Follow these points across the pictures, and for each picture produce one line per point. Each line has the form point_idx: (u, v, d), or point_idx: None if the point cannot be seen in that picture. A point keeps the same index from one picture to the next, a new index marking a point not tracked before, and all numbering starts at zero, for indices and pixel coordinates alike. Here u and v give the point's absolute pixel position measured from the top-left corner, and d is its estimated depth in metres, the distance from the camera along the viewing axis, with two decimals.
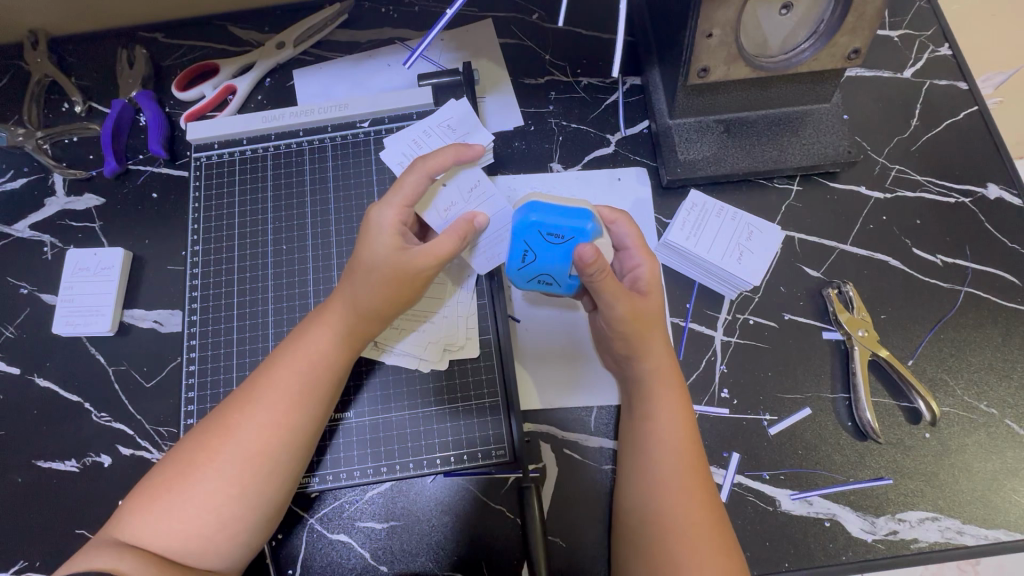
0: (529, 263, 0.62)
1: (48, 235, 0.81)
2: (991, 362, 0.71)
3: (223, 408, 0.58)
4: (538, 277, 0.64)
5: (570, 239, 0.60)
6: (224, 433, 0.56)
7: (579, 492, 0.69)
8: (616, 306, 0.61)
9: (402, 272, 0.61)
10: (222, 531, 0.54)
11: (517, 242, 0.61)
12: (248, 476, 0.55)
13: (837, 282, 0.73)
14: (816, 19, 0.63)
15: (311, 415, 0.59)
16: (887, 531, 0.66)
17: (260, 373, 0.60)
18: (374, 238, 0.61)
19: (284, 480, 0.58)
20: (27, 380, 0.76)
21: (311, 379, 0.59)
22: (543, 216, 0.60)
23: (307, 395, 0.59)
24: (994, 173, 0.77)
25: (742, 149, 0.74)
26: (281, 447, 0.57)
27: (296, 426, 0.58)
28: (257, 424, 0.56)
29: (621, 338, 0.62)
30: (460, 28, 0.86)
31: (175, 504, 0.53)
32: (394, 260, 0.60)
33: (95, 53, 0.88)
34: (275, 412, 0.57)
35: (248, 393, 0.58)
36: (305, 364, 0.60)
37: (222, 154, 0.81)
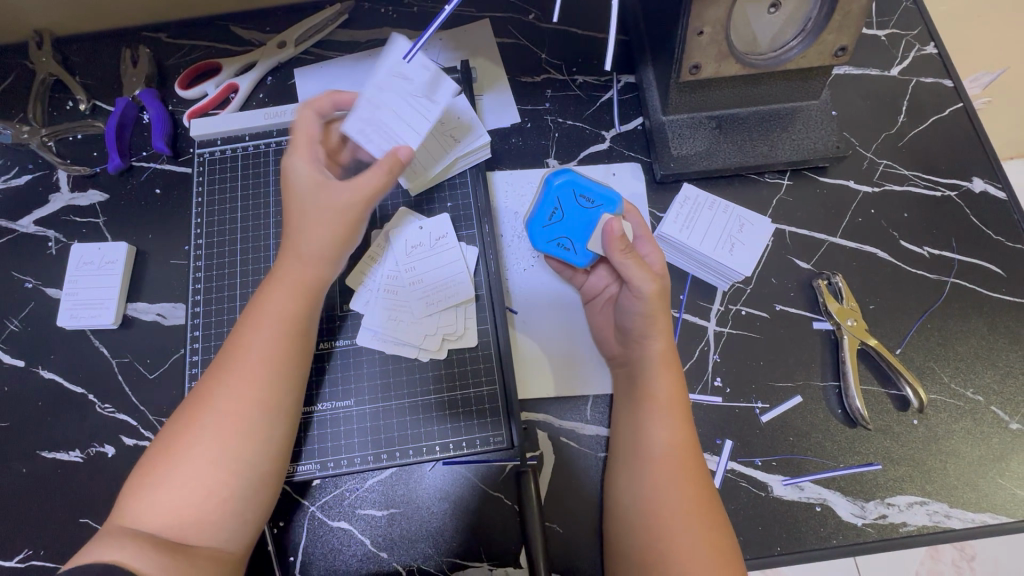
0: (556, 221, 0.72)
1: (52, 231, 0.82)
2: (977, 350, 0.72)
3: (202, 382, 0.59)
4: (557, 241, 0.72)
5: (598, 206, 0.70)
6: (203, 403, 0.57)
7: (576, 479, 0.70)
8: (643, 279, 0.64)
9: (331, 206, 0.63)
10: (211, 498, 0.55)
11: (549, 199, 0.72)
12: (226, 438, 0.56)
13: (827, 273, 0.75)
14: (803, 17, 0.65)
15: (283, 372, 0.60)
16: (877, 515, 0.68)
17: (230, 341, 0.61)
18: (297, 189, 0.64)
19: (267, 444, 0.58)
20: (32, 372, 0.77)
21: (277, 336, 0.61)
22: (580, 179, 0.71)
23: (274, 354, 0.60)
24: (979, 167, 0.79)
25: (734, 144, 0.76)
26: (256, 406, 0.58)
27: (268, 384, 0.59)
28: (229, 387, 0.58)
29: (647, 318, 0.65)
30: (458, 28, 0.88)
31: (165, 480, 0.54)
32: (325, 199, 0.63)
33: (99, 52, 0.89)
34: (246, 372, 0.58)
35: (220, 362, 0.60)
36: (270, 324, 0.61)
37: (225, 150, 0.83)
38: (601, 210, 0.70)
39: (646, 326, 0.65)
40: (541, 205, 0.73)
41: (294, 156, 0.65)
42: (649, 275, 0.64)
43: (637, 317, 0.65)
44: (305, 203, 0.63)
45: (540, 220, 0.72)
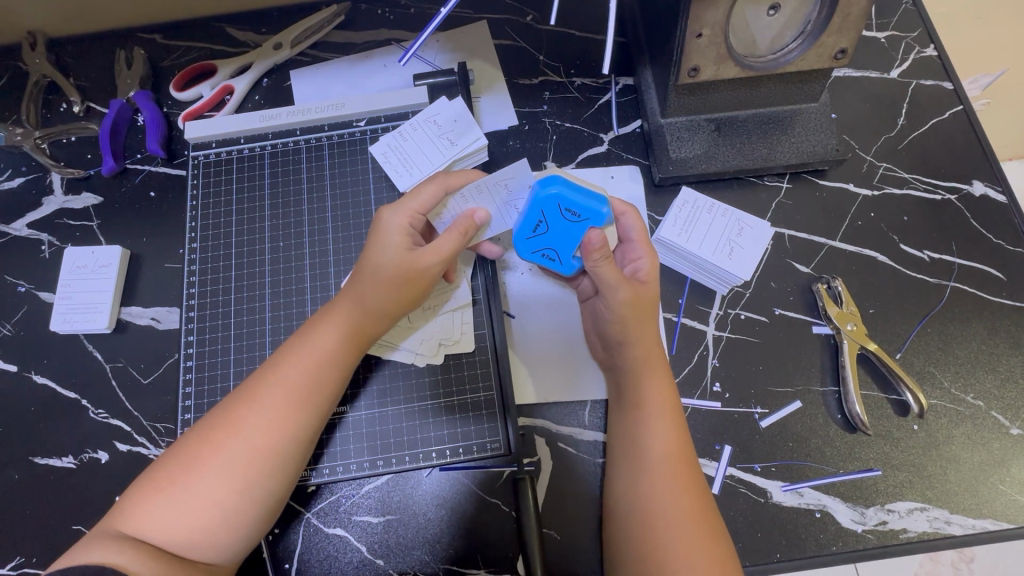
0: (540, 232, 0.66)
1: (46, 234, 0.81)
2: (977, 355, 0.72)
3: (229, 403, 0.58)
4: (541, 251, 0.68)
5: (584, 220, 0.65)
6: (230, 429, 0.56)
7: (574, 485, 0.70)
8: (616, 287, 0.63)
9: (412, 271, 0.63)
10: (227, 525, 0.54)
11: (532, 211, 0.65)
12: (253, 471, 0.55)
13: (826, 277, 0.74)
14: (803, 19, 0.64)
15: (316, 411, 0.59)
16: (877, 521, 0.67)
17: (266, 368, 0.60)
18: (385, 241, 0.63)
19: (286, 477, 0.58)
20: (24, 377, 0.76)
21: (318, 375, 0.60)
22: (565, 191, 0.64)
23: (312, 389, 0.59)
24: (979, 170, 0.79)
25: (733, 147, 0.76)
26: (287, 444, 0.57)
27: (302, 424, 0.58)
28: (262, 420, 0.57)
29: (620, 323, 0.64)
30: (455, 30, 0.88)
31: (179, 498, 0.53)
32: (402, 257, 0.63)
33: (93, 54, 0.88)
34: (280, 408, 0.57)
35: (253, 387, 0.59)
36: (314, 362, 0.60)
37: (220, 153, 0.82)
38: (587, 223, 0.65)
39: (624, 329, 0.64)
40: (525, 213, 0.66)
41: (392, 209, 0.65)
42: (620, 283, 0.63)
43: (609, 321, 0.65)
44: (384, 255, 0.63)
45: (524, 230, 0.67)
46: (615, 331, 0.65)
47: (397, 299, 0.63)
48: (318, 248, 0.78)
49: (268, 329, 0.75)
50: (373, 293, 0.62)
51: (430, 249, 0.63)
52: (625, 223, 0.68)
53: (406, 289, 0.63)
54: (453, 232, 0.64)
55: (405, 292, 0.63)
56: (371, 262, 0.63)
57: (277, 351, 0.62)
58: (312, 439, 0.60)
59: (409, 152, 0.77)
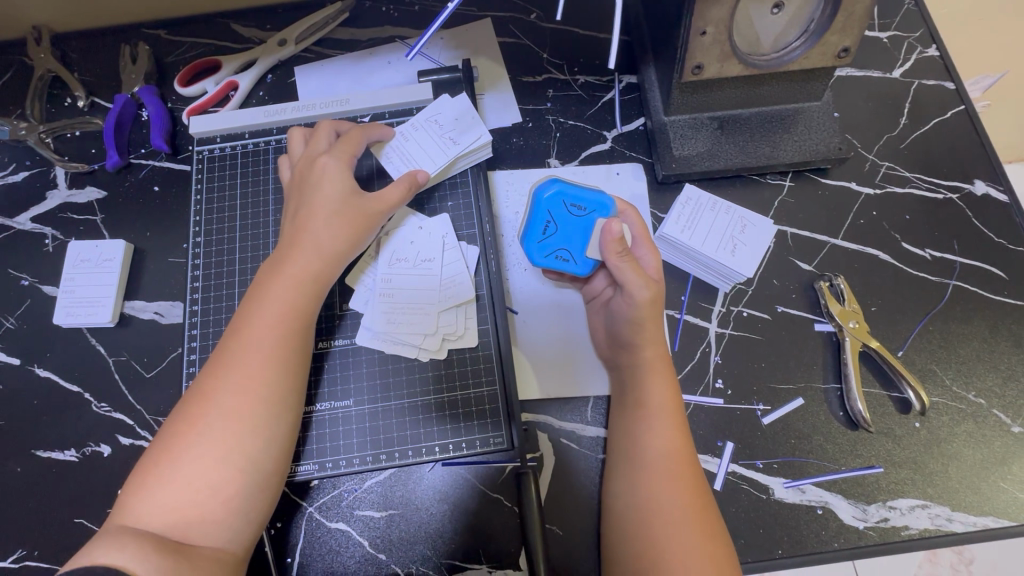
0: (551, 234, 0.70)
1: (49, 228, 0.81)
2: (978, 353, 0.72)
3: (199, 379, 0.59)
4: (554, 253, 0.70)
5: (590, 212, 0.69)
6: (203, 401, 0.57)
7: (575, 481, 0.70)
8: (641, 286, 0.64)
9: (358, 215, 0.69)
10: (216, 496, 0.54)
11: (539, 214, 0.70)
12: (231, 433, 0.56)
13: (829, 275, 0.75)
14: (806, 18, 0.65)
15: (288, 366, 0.60)
16: (878, 518, 0.67)
17: (230, 336, 0.61)
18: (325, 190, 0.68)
19: (273, 436, 0.58)
20: (27, 371, 0.76)
21: (280, 329, 0.61)
22: (569, 188, 0.69)
23: (280, 346, 0.61)
24: (981, 170, 0.79)
25: (736, 145, 0.76)
26: (263, 401, 0.58)
27: (274, 379, 0.59)
28: (230, 383, 0.57)
29: (636, 322, 0.65)
30: (459, 27, 0.88)
31: (166, 479, 0.54)
32: (348, 203, 0.69)
33: (98, 49, 0.89)
34: (248, 367, 0.58)
35: (222, 355, 0.59)
36: (276, 319, 0.61)
37: (224, 148, 0.82)
38: (595, 215, 0.69)
39: (639, 327, 0.65)
40: (533, 217, 0.70)
41: (326, 157, 0.70)
42: (645, 283, 0.64)
43: (625, 321, 0.66)
44: (327, 206, 0.68)
45: (534, 234, 0.70)
46: (625, 331, 0.66)
47: (352, 244, 0.68)
48: None
49: None
50: (328, 246, 0.66)
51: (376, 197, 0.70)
52: (628, 220, 0.69)
53: (357, 234, 0.68)
54: (399, 183, 0.71)
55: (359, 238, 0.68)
56: (320, 213, 0.67)
57: (237, 318, 0.63)
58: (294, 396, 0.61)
59: (410, 154, 0.76)
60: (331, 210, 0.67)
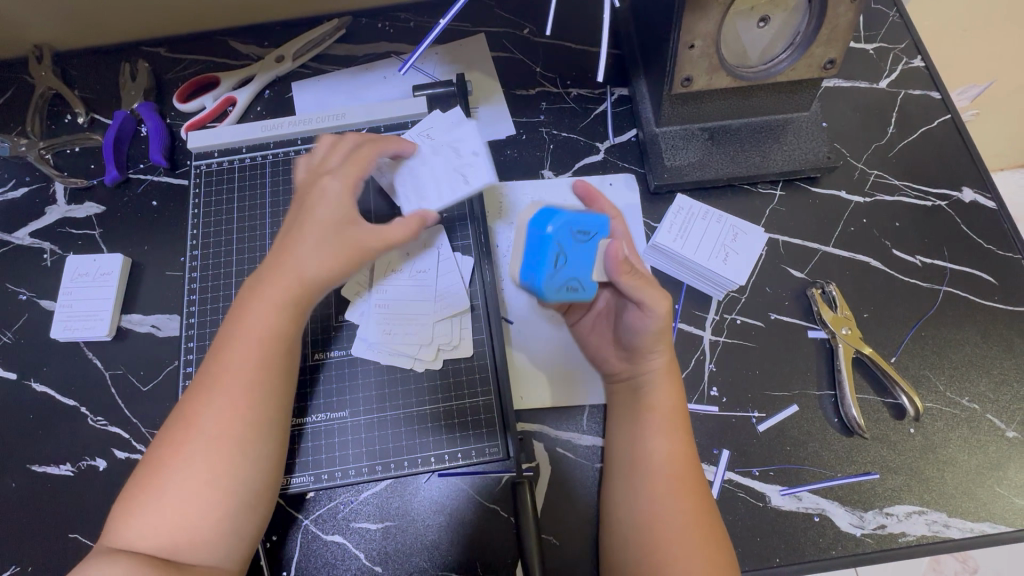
0: (562, 267, 0.63)
1: (48, 242, 0.82)
2: (971, 358, 0.73)
3: (185, 401, 0.58)
4: (568, 285, 0.64)
5: (594, 236, 0.64)
6: (186, 426, 0.56)
7: (571, 490, 0.70)
8: (660, 299, 0.63)
9: (353, 248, 0.63)
10: (203, 522, 0.54)
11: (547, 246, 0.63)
12: (214, 462, 0.55)
13: (820, 282, 0.75)
14: (792, 31, 0.66)
15: (268, 390, 0.59)
16: (876, 525, 0.67)
17: (214, 358, 0.60)
18: (325, 212, 0.63)
19: (257, 459, 0.57)
20: (24, 385, 0.76)
21: (261, 353, 0.59)
22: (569, 220, 0.63)
23: (258, 370, 0.59)
24: (968, 178, 0.80)
25: (726, 155, 0.77)
26: (246, 427, 0.57)
27: (254, 404, 0.58)
28: (210, 411, 0.56)
29: (656, 336, 0.65)
30: (453, 43, 0.90)
31: (152, 502, 0.54)
32: (343, 233, 0.63)
33: (98, 67, 0.90)
34: (228, 393, 0.57)
35: (203, 380, 0.58)
36: (253, 341, 0.59)
37: (222, 162, 0.83)
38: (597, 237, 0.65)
39: (653, 342, 0.65)
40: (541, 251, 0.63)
41: (332, 177, 0.65)
42: (661, 295, 0.64)
43: (646, 335, 0.65)
44: (323, 226, 0.62)
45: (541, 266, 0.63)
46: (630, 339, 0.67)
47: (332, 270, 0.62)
48: None
49: None
50: (312, 268, 0.61)
51: (372, 229, 0.64)
52: (615, 227, 0.72)
53: (344, 263, 0.62)
54: (407, 223, 0.66)
55: (345, 268, 0.62)
56: (304, 234, 0.62)
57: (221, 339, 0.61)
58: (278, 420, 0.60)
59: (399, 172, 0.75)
60: (319, 235, 0.62)
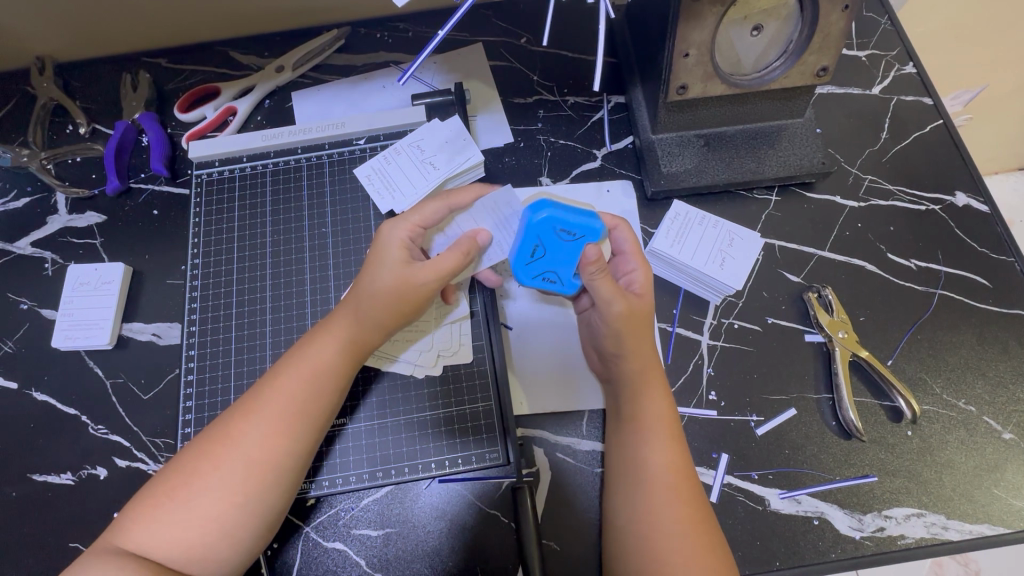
0: (539, 258, 0.66)
1: (49, 252, 0.82)
2: (967, 361, 0.73)
3: (229, 416, 0.59)
4: (542, 275, 0.68)
5: (581, 238, 0.65)
6: (228, 441, 0.56)
7: (571, 495, 0.70)
8: (612, 300, 0.63)
9: (408, 287, 0.63)
10: (223, 539, 0.54)
11: (528, 237, 0.65)
12: (250, 486, 0.55)
13: (817, 286, 0.76)
14: (785, 39, 0.67)
15: (316, 428, 0.60)
16: (875, 528, 0.67)
17: (267, 380, 0.60)
18: (385, 255, 0.64)
19: (288, 489, 0.58)
20: (24, 394, 0.76)
21: (318, 388, 0.60)
22: (559, 214, 0.64)
23: (311, 407, 0.60)
24: (961, 182, 0.81)
25: (722, 161, 0.78)
26: (287, 457, 0.58)
27: (300, 437, 0.59)
28: (258, 436, 0.57)
29: (614, 335, 0.64)
30: (451, 52, 0.91)
31: (176, 511, 0.54)
32: (400, 269, 0.63)
33: (99, 78, 0.91)
34: (278, 420, 0.58)
35: (253, 400, 0.59)
36: (313, 375, 0.60)
37: (223, 171, 0.84)
38: (584, 239, 0.65)
39: (616, 342, 0.65)
40: (521, 240, 0.66)
41: (393, 223, 0.66)
42: (615, 295, 0.63)
43: (607, 336, 0.65)
44: (382, 268, 0.64)
45: (522, 256, 0.67)
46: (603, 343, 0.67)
47: (394, 311, 0.63)
48: (318, 261, 0.79)
49: (269, 341, 0.76)
50: (373, 306, 0.63)
51: (428, 262, 0.63)
52: (619, 236, 0.69)
53: (401, 305, 0.63)
54: (456, 250, 0.64)
55: (401, 309, 0.63)
56: (370, 273, 0.64)
57: (279, 362, 0.62)
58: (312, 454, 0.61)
59: (391, 175, 0.80)
60: (382, 276, 0.63)
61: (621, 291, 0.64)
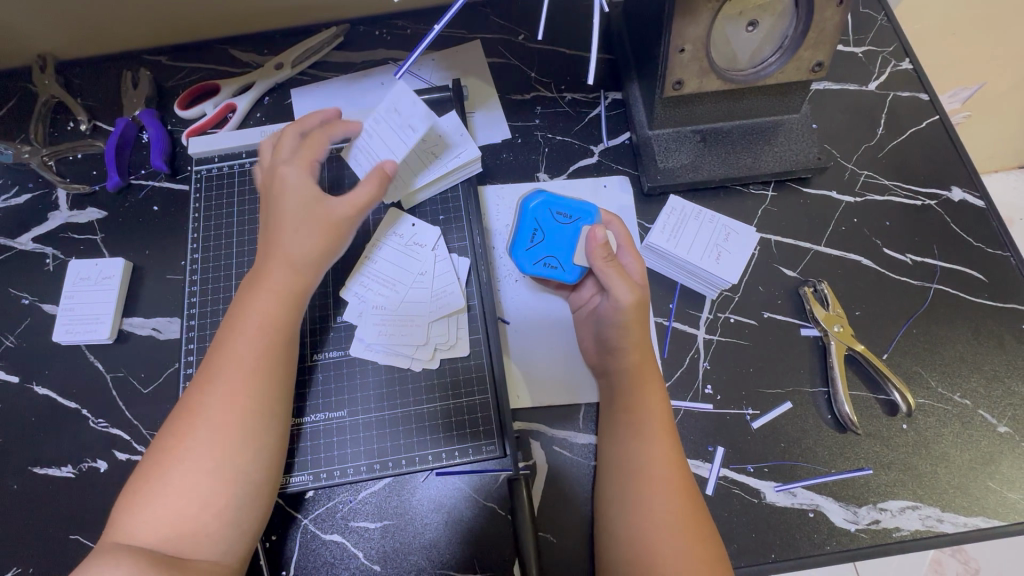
0: (538, 242, 0.72)
1: (50, 248, 0.83)
2: (962, 355, 0.73)
3: (189, 395, 0.59)
4: (542, 260, 0.72)
5: (576, 220, 0.72)
6: (192, 416, 0.57)
7: (567, 489, 0.70)
8: (625, 291, 0.65)
9: (327, 221, 0.67)
10: (206, 510, 0.54)
11: (528, 221, 0.73)
12: (219, 449, 0.56)
13: (812, 281, 0.76)
14: (780, 35, 0.68)
15: (267, 379, 0.60)
16: (870, 521, 0.68)
17: (214, 349, 0.62)
18: (291, 199, 0.66)
19: (260, 449, 0.58)
20: (25, 388, 0.77)
21: (260, 339, 0.61)
22: (556, 198, 0.73)
23: (259, 359, 0.60)
24: (957, 178, 0.82)
25: (718, 156, 0.78)
26: (245, 413, 0.58)
27: (256, 390, 0.59)
28: (214, 398, 0.58)
29: (623, 326, 0.66)
30: (449, 49, 0.92)
31: (158, 493, 0.54)
32: (316, 208, 0.66)
33: (100, 75, 0.92)
34: (228, 377, 0.59)
35: (207, 371, 0.60)
36: (253, 329, 0.61)
37: (222, 167, 0.85)
38: (580, 221, 0.72)
39: (622, 332, 0.66)
40: (521, 226, 0.73)
41: (288, 166, 0.67)
42: (629, 287, 0.65)
43: (614, 326, 0.67)
44: (295, 212, 0.66)
45: (522, 242, 0.73)
46: (608, 334, 0.68)
47: (324, 251, 0.66)
48: None
49: None
50: (302, 253, 0.65)
51: (341, 200, 0.67)
52: (613, 230, 0.71)
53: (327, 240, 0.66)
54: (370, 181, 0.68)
55: (327, 241, 0.66)
56: (286, 225, 0.66)
57: (223, 329, 0.63)
58: (279, 413, 0.61)
59: None
60: (290, 214, 0.65)
61: (632, 282, 0.66)
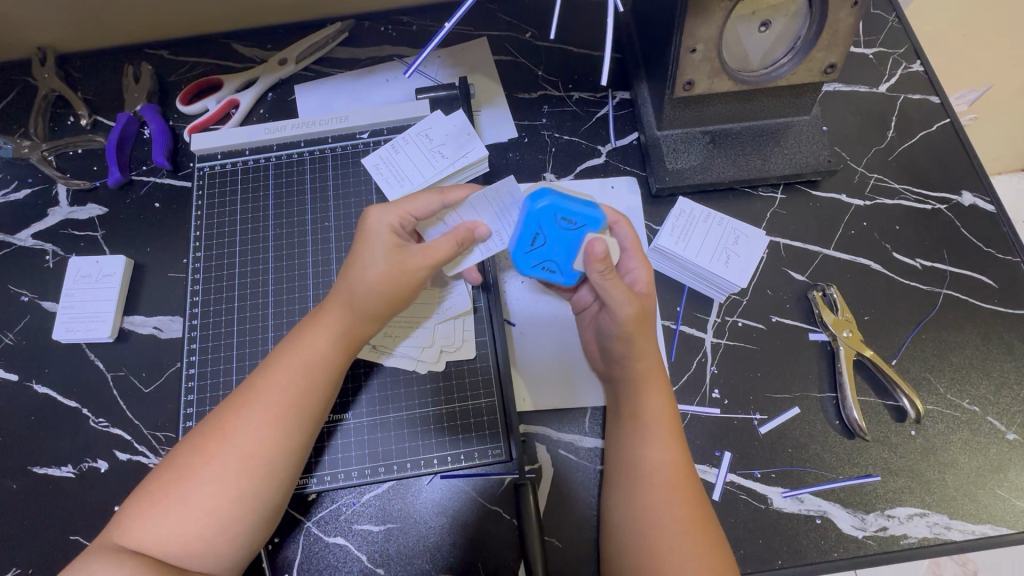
0: (539, 246, 0.65)
1: (50, 244, 0.82)
2: (972, 361, 0.73)
3: (222, 408, 0.58)
4: (542, 264, 0.66)
5: (581, 227, 0.64)
6: (222, 435, 0.56)
7: (573, 493, 0.70)
8: (624, 304, 0.63)
9: (403, 273, 0.63)
10: (221, 534, 0.54)
11: (529, 225, 0.64)
12: (245, 477, 0.55)
13: (821, 285, 0.76)
14: (793, 35, 0.67)
15: (306, 417, 0.59)
16: (877, 527, 0.67)
17: (259, 373, 0.60)
18: (377, 242, 0.64)
19: (283, 480, 0.58)
20: (25, 387, 0.76)
21: (308, 379, 0.60)
22: (561, 200, 0.63)
23: (304, 398, 0.59)
24: (967, 182, 0.81)
25: (728, 158, 0.77)
26: (279, 447, 0.57)
27: (293, 427, 0.58)
28: (252, 425, 0.57)
29: (624, 338, 0.64)
30: (456, 46, 0.90)
31: (173, 505, 0.54)
32: (394, 258, 0.63)
33: (101, 69, 0.91)
34: (270, 408, 0.58)
35: (247, 391, 0.59)
36: (303, 367, 0.60)
37: (225, 164, 0.84)
38: (585, 229, 0.64)
39: (626, 344, 0.64)
40: (522, 228, 0.64)
41: (380, 208, 0.66)
42: (626, 297, 0.63)
43: (615, 337, 0.65)
44: (374, 256, 0.63)
45: (522, 244, 0.65)
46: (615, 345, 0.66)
47: (390, 303, 0.63)
48: (321, 257, 0.79)
49: (270, 336, 0.76)
50: (368, 298, 0.63)
51: (420, 252, 0.63)
52: (619, 232, 0.68)
53: (390, 293, 0.63)
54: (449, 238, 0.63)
55: (395, 295, 0.63)
56: (361, 261, 0.64)
57: (271, 355, 0.62)
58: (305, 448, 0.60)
59: (399, 164, 0.80)
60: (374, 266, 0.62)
61: (631, 292, 0.64)
